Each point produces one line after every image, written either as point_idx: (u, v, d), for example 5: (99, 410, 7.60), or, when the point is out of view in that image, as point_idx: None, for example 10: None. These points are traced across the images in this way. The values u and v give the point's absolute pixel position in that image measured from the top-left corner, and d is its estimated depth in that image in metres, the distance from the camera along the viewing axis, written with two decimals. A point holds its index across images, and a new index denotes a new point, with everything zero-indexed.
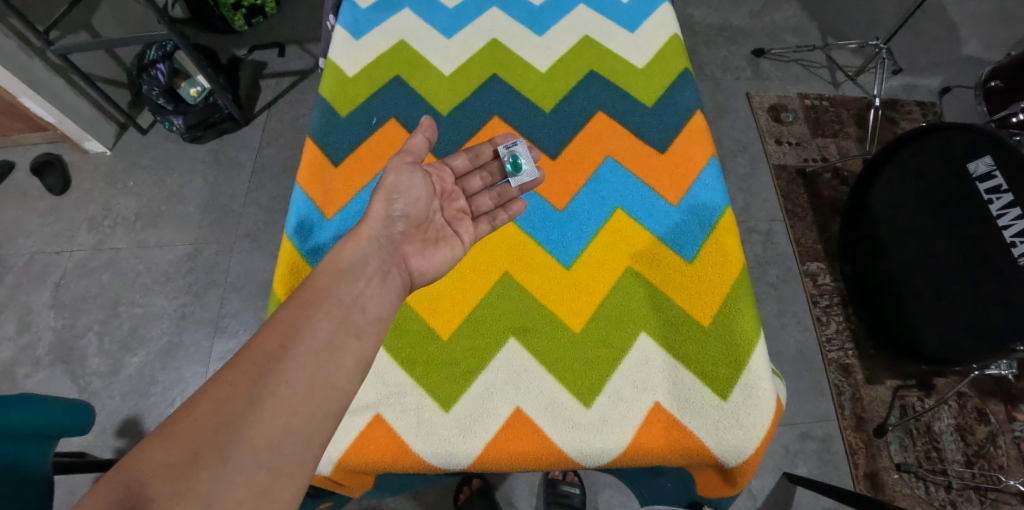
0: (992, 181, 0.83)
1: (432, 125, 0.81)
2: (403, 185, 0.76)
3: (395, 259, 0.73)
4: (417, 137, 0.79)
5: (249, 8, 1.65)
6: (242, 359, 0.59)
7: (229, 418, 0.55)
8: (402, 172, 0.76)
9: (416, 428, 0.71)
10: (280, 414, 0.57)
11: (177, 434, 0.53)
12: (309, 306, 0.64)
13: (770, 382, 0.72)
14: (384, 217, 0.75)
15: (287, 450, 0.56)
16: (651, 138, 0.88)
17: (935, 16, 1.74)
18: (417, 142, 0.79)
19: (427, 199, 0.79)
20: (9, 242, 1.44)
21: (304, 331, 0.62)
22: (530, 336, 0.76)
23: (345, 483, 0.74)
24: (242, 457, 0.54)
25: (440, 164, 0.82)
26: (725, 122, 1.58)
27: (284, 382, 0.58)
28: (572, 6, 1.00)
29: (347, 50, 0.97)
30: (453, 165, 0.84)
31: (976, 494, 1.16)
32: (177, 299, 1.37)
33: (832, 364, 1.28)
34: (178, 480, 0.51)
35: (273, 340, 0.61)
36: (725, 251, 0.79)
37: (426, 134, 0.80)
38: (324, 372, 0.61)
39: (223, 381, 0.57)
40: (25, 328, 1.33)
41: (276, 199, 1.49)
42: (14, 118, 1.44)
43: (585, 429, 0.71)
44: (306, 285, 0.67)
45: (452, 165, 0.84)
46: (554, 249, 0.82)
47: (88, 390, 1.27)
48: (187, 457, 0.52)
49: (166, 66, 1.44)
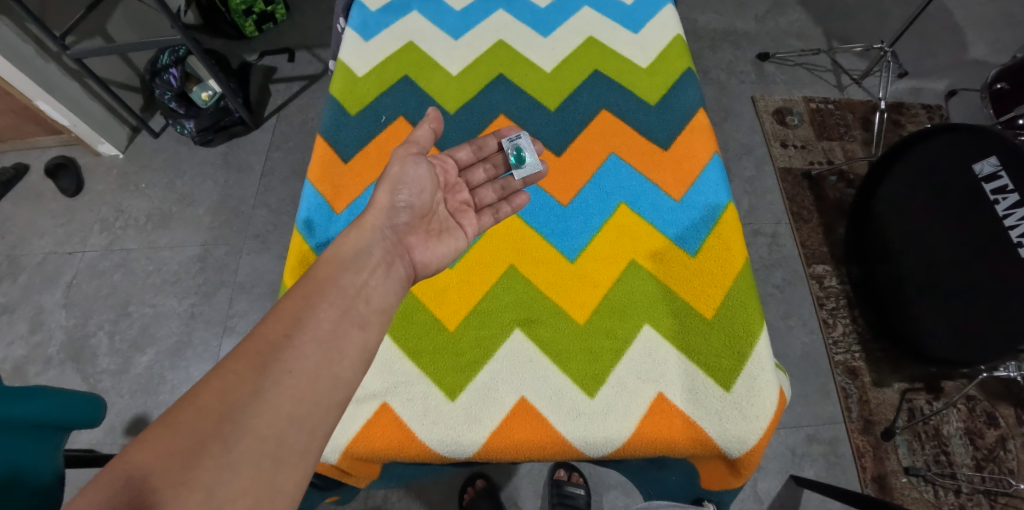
0: (998, 181, 0.80)
1: (438, 117, 0.82)
2: (406, 176, 0.77)
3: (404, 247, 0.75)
4: (421, 129, 0.80)
5: (260, 14, 1.69)
6: (245, 348, 0.60)
7: (232, 407, 0.56)
8: (407, 162, 0.77)
9: (422, 416, 0.72)
10: (284, 405, 0.58)
11: (182, 421, 0.54)
12: (313, 296, 0.65)
13: (773, 373, 0.73)
14: (387, 209, 0.76)
15: (291, 439, 0.57)
16: (654, 136, 0.89)
17: (940, 20, 1.75)
18: (422, 133, 0.80)
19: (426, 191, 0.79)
20: (23, 242, 1.47)
21: (313, 318, 0.64)
22: (534, 327, 0.77)
23: (352, 472, 0.76)
24: (246, 446, 0.55)
25: (441, 156, 0.84)
26: (729, 124, 1.59)
27: (287, 371, 0.59)
28: (578, 8, 1.01)
29: (357, 51, 0.99)
30: (456, 157, 0.85)
31: (987, 498, 1.15)
32: (187, 299, 1.39)
33: (838, 366, 1.28)
34: (185, 466, 0.52)
35: (279, 327, 0.62)
36: (728, 245, 0.79)
37: (432, 125, 0.81)
38: (328, 362, 0.62)
39: (231, 368, 0.59)
40: (38, 326, 1.36)
41: (285, 200, 1.51)
42: (29, 120, 1.48)
43: (588, 418, 0.71)
44: (309, 275, 0.68)
45: (455, 157, 0.85)
46: (559, 242, 0.83)
47: (98, 388, 1.28)
48: (190, 446, 0.53)
49: (177, 70, 1.47)
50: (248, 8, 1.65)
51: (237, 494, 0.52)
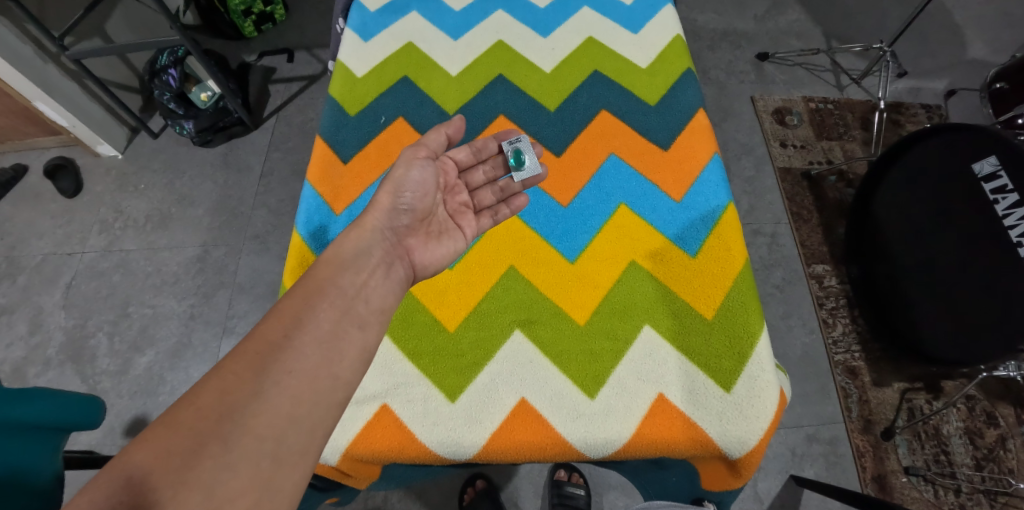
0: (997, 181, 0.81)
1: (456, 125, 0.81)
2: (410, 179, 0.77)
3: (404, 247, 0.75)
4: (434, 135, 0.80)
5: (259, 15, 1.69)
6: (245, 348, 0.60)
7: (232, 407, 0.56)
8: (410, 164, 0.77)
9: (422, 418, 0.72)
10: (284, 404, 0.58)
11: (182, 421, 0.54)
12: (313, 296, 0.65)
13: (773, 374, 0.73)
14: (388, 212, 0.75)
15: (291, 440, 0.57)
16: (654, 136, 0.89)
17: (940, 20, 1.75)
18: (434, 139, 0.80)
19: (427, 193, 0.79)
20: (22, 243, 1.47)
21: (313, 318, 0.64)
22: (534, 328, 0.77)
23: (352, 473, 0.75)
24: (245, 445, 0.54)
25: (441, 157, 0.83)
26: (729, 124, 1.59)
27: (286, 371, 0.59)
28: (577, 8, 1.01)
29: (356, 51, 0.99)
30: (455, 158, 0.85)
31: (986, 498, 1.15)
32: (186, 300, 1.38)
33: (838, 366, 1.28)
34: (185, 465, 0.52)
35: (279, 327, 0.62)
36: (728, 246, 0.79)
37: (448, 131, 0.81)
38: (328, 362, 0.62)
39: (231, 368, 0.58)
40: (37, 327, 1.35)
41: (284, 201, 1.51)
42: (28, 121, 1.47)
43: (588, 419, 0.71)
44: (309, 276, 0.68)
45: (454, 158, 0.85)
46: (559, 243, 0.83)
47: (97, 389, 1.28)
48: (190, 446, 0.53)
49: (177, 71, 1.46)
50: (247, 9, 1.65)
51: (237, 493, 0.52)
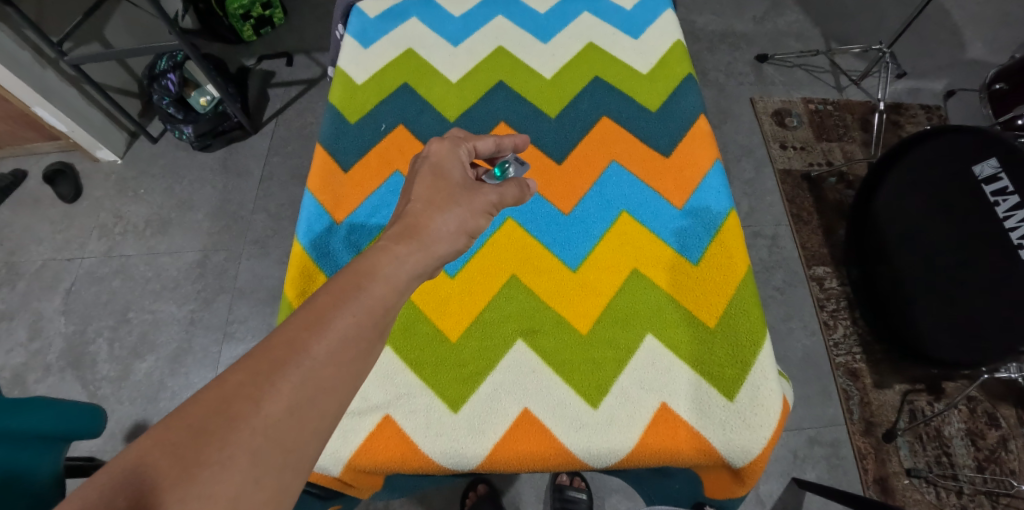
0: (998, 183, 0.83)
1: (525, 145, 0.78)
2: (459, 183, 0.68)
3: (452, 231, 0.64)
4: (486, 139, 0.75)
5: (258, 18, 1.68)
6: (268, 348, 0.49)
7: (255, 414, 0.45)
8: (445, 154, 0.71)
9: (424, 429, 0.72)
10: (312, 417, 0.47)
11: (191, 427, 0.44)
12: (340, 300, 0.53)
13: (776, 382, 0.73)
14: (431, 208, 0.64)
15: (308, 460, 0.47)
16: (654, 142, 0.89)
17: (938, 20, 1.75)
18: (484, 145, 0.74)
19: (471, 188, 0.68)
20: (21, 250, 1.46)
21: (345, 308, 0.52)
22: (537, 338, 0.77)
23: (355, 484, 0.75)
24: (272, 459, 0.45)
25: (470, 142, 0.73)
26: (728, 126, 1.59)
27: (310, 383, 0.48)
28: (577, 14, 1.01)
29: (356, 58, 0.99)
30: (476, 145, 0.74)
31: (988, 499, 1.15)
32: (186, 305, 1.38)
33: (839, 368, 1.28)
34: (207, 475, 0.43)
35: (305, 317, 0.51)
36: (729, 252, 0.79)
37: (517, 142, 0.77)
38: (354, 374, 0.51)
39: (252, 363, 0.48)
40: (37, 333, 1.35)
41: (284, 206, 1.50)
42: (27, 126, 1.47)
43: (591, 429, 0.71)
44: (347, 269, 0.55)
45: (475, 145, 0.74)
46: (561, 252, 0.82)
47: (98, 395, 1.28)
48: (211, 454, 0.43)
49: (176, 75, 1.45)
50: (247, 13, 1.64)
51: None
